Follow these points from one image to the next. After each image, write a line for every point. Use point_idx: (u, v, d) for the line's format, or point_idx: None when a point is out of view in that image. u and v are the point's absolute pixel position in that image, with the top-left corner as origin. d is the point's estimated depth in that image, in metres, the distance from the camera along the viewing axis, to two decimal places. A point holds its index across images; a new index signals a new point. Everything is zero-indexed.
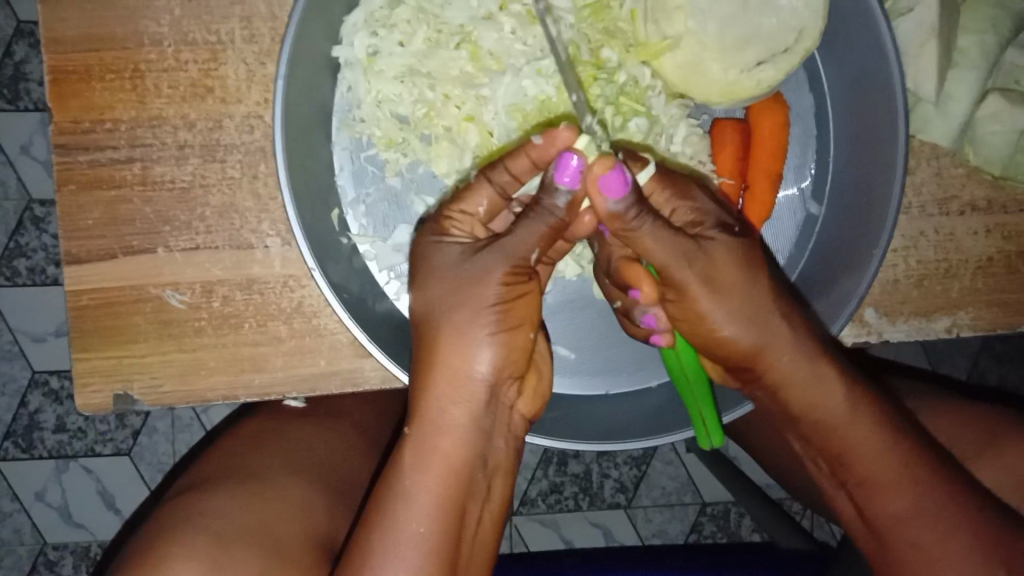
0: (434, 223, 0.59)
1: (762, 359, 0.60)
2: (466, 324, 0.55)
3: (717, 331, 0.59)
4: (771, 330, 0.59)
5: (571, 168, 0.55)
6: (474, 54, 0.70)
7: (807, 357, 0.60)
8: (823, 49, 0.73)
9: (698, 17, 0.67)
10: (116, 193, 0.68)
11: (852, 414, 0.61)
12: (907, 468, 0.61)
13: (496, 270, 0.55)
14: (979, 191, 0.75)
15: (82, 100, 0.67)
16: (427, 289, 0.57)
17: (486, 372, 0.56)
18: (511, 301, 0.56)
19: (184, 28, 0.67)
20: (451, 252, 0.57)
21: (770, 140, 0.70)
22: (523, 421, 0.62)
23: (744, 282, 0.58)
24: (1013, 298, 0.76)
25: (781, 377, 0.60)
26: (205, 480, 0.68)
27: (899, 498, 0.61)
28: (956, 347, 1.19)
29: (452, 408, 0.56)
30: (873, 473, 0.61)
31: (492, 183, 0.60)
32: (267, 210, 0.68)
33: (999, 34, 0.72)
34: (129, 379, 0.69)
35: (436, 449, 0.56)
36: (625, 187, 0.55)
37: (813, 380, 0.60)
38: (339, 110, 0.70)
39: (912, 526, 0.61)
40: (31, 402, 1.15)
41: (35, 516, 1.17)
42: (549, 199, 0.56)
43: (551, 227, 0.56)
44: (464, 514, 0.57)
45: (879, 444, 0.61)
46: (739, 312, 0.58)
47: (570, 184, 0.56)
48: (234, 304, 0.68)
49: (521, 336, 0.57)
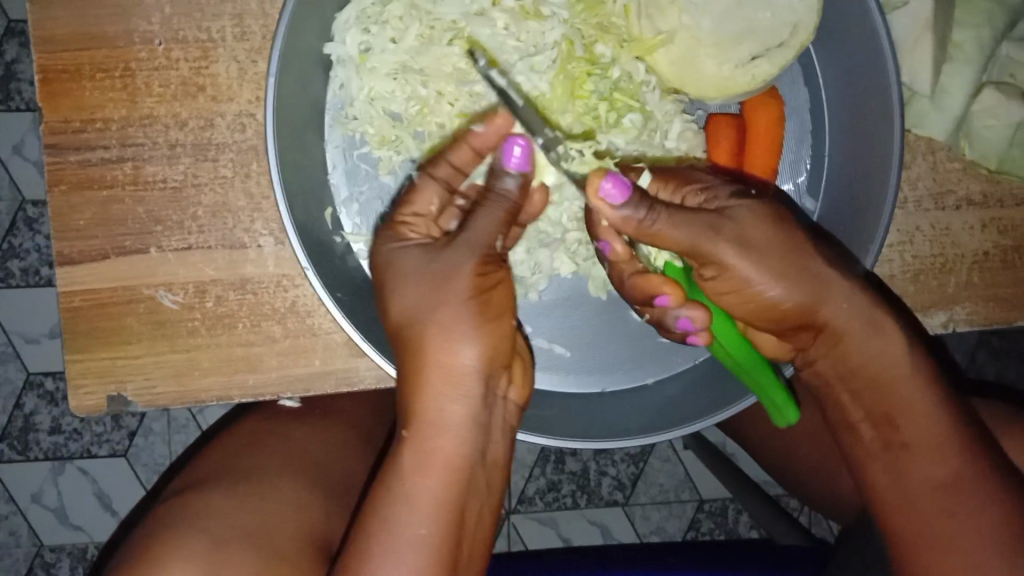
0: (390, 229, 0.60)
1: (816, 306, 0.60)
2: (450, 320, 0.54)
3: (763, 293, 0.59)
4: (821, 280, 0.59)
5: (517, 152, 0.58)
6: (467, 51, 0.69)
7: (866, 305, 0.60)
8: (818, 43, 0.72)
9: (693, 13, 0.66)
10: (107, 193, 0.67)
11: (915, 366, 0.60)
12: (949, 432, 0.59)
13: (465, 264, 0.55)
14: (975, 185, 0.75)
15: (72, 99, 0.66)
16: (403, 289, 0.56)
17: (476, 365, 0.55)
18: (485, 292, 0.56)
19: (175, 26, 0.66)
20: (415, 252, 0.57)
21: (766, 132, 0.70)
22: (514, 409, 0.61)
23: (782, 241, 0.59)
24: (1009, 293, 0.76)
25: (841, 325, 0.60)
26: (199, 481, 0.67)
27: (938, 464, 0.59)
28: (953, 342, 1.19)
29: (446, 405, 0.55)
30: (919, 433, 0.60)
31: (435, 178, 0.63)
32: (260, 209, 0.68)
33: (994, 28, 0.72)
34: (122, 380, 0.69)
35: (434, 450, 0.55)
36: (627, 192, 0.56)
37: (870, 328, 0.60)
38: (332, 107, 0.69)
39: (954, 495, 0.58)
40: (25, 404, 1.15)
41: (31, 519, 1.17)
42: (498, 184, 0.58)
43: (507, 212, 0.57)
44: (466, 509, 0.57)
45: (926, 403, 0.60)
46: (778, 271, 0.58)
47: (519, 167, 0.58)
48: (228, 304, 0.68)
49: (504, 327, 0.57)
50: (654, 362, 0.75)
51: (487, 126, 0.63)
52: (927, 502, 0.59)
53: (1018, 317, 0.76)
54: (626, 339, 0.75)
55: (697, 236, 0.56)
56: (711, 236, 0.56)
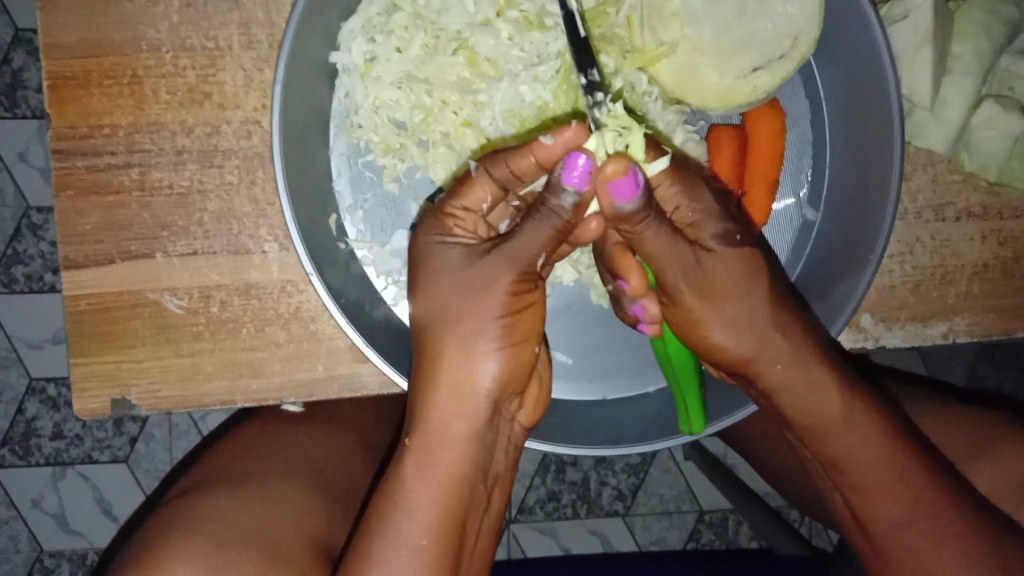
0: (435, 220, 0.58)
1: (753, 366, 0.60)
2: (472, 335, 0.55)
3: (707, 337, 0.60)
4: (763, 339, 0.59)
5: (580, 167, 0.54)
6: (472, 60, 0.70)
7: (800, 363, 0.59)
8: (819, 56, 0.73)
9: (694, 23, 0.67)
10: (114, 198, 0.68)
11: (850, 417, 0.60)
12: (903, 473, 0.59)
13: (503, 277, 0.55)
14: (975, 197, 0.75)
15: (80, 106, 0.67)
16: (434, 294, 0.56)
17: (489, 384, 0.56)
18: (517, 311, 0.56)
19: (182, 34, 0.67)
20: (453, 255, 0.56)
21: (767, 144, 0.71)
22: (522, 432, 0.62)
23: (735, 289, 0.58)
24: (1009, 305, 0.76)
25: (774, 383, 0.60)
26: (203, 484, 0.68)
27: (893, 504, 0.60)
28: (953, 354, 1.19)
29: (454, 419, 0.56)
30: (871, 477, 0.60)
31: (493, 177, 0.58)
32: (264, 215, 0.68)
33: (992, 41, 0.73)
34: (126, 384, 0.69)
35: (437, 460, 0.56)
36: (636, 190, 0.54)
37: (805, 387, 0.60)
38: (337, 116, 0.70)
39: (908, 532, 0.59)
40: (28, 408, 1.15)
41: (31, 524, 1.17)
42: (554, 199, 0.55)
43: (556, 230, 0.55)
44: (466, 527, 0.57)
45: (874, 449, 0.60)
46: (736, 322, 0.58)
47: (578, 185, 0.54)
48: (232, 309, 0.68)
49: (525, 351, 0.58)
50: (656, 370, 0.75)
51: (558, 138, 0.55)
52: (917, 515, 0.59)
53: (1019, 328, 0.77)
54: (628, 347, 0.75)
55: (671, 264, 0.58)
56: (680, 271, 0.58)
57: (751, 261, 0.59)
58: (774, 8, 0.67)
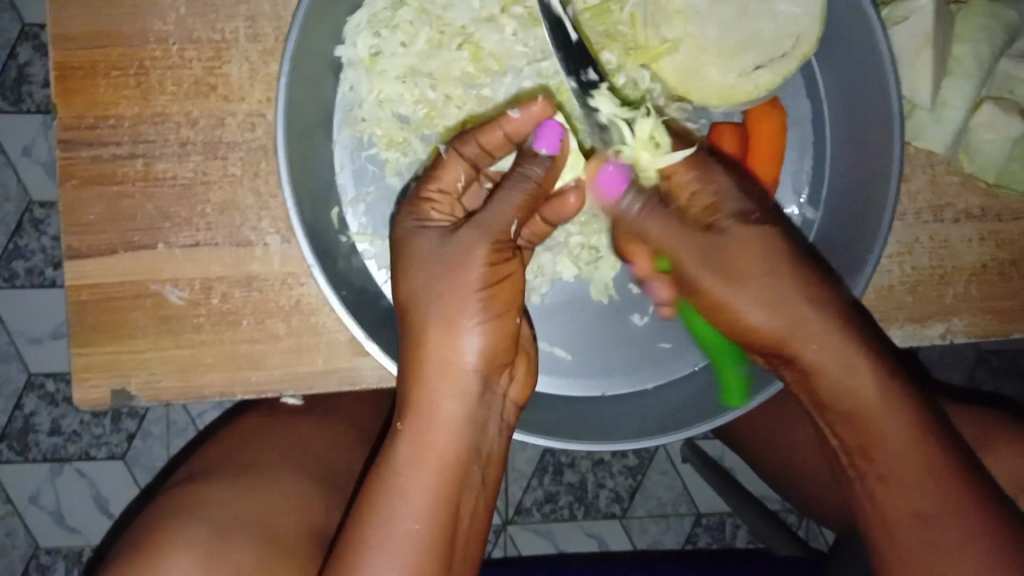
0: (411, 205, 0.60)
1: (788, 343, 0.59)
2: (455, 312, 0.55)
3: (743, 317, 0.60)
4: (799, 316, 0.58)
5: (548, 137, 0.61)
6: (476, 55, 0.70)
7: (835, 342, 0.58)
8: (821, 56, 0.73)
9: (697, 22, 0.68)
10: (117, 189, 0.68)
11: (887, 400, 0.58)
12: (931, 463, 0.57)
13: (479, 250, 0.55)
14: (974, 199, 0.76)
15: (86, 96, 0.67)
16: (413, 276, 0.56)
17: (476, 361, 0.55)
18: (495, 284, 0.56)
19: (189, 26, 0.67)
20: (431, 236, 0.57)
21: (768, 143, 0.72)
22: (514, 407, 0.62)
23: (759, 268, 0.59)
24: (1008, 307, 0.77)
25: (809, 363, 0.59)
26: (195, 476, 0.68)
27: (920, 497, 0.57)
28: (951, 358, 1.20)
29: (444, 400, 0.56)
30: (901, 465, 0.57)
31: (463, 157, 0.62)
32: (267, 207, 0.69)
33: (992, 45, 0.73)
34: (127, 375, 0.69)
35: (428, 442, 0.56)
36: (624, 181, 0.65)
37: (842, 366, 0.58)
38: (341, 108, 0.70)
39: (934, 528, 0.56)
40: (26, 404, 1.15)
41: (26, 519, 1.17)
42: (523, 164, 0.60)
43: (529, 193, 0.58)
44: (460, 506, 0.57)
45: (906, 439, 0.57)
46: (764, 298, 0.58)
47: (546, 150, 0.61)
48: (233, 301, 0.68)
49: (508, 324, 0.57)
50: (656, 368, 0.75)
51: (524, 113, 0.61)
52: (943, 511, 0.56)
53: (1017, 330, 0.77)
54: (628, 345, 0.75)
55: (686, 248, 0.60)
56: (700, 254, 0.60)
57: (771, 241, 0.60)
58: (777, 8, 0.68)
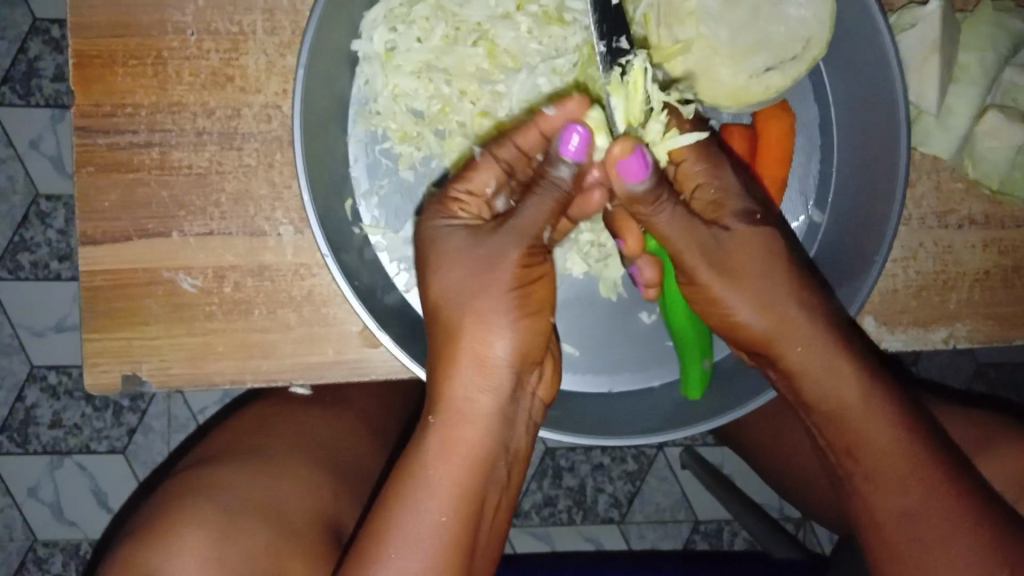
0: (440, 205, 0.59)
1: (773, 345, 0.60)
2: (489, 310, 0.55)
3: (730, 315, 0.60)
4: (789, 317, 0.59)
5: (575, 142, 0.58)
6: (491, 52, 0.71)
7: (822, 350, 0.59)
8: (829, 61, 0.75)
9: (709, 22, 0.69)
10: (133, 176, 0.69)
11: (869, 405, 0.60)
12: (914, 462, 0.59)
13: (512, 253, 0.56)
14: (978, 205, 0.77)
15: (104, 84, 0.68)
16: (446, 274, 0.56)
17: (510, 359, 0.56)
18: (528, 285, 0.56)
19: (208, 18, 0.68)
20: (460, 236, 0.57)
21: (776, 143, 0.72)
22: (542, 406, 0.62)
23: (757, 268, 0.59)
24: (1009, 312, 0.78)
25: (793, 365, 0.60)
26: (207, 459, 0.68)
27: (906, 495, 0.59)
28: (951, 370, 1.21)
29: (475, 394, 0.56)
30: (884, 466, 0.60)
31: (497, 161, 0.61)
32: (281, 198, 0.69)
33: (998, 53, 0.74)
34: (138, 360, 0.69)
35: (458, 437, 0.56)
36: (646, 170, 0.58)
37: (827, 371, 0.60)
38: (356, 102, 0.71)
39: (920, 525, 0.59)
40: (28, 396, 1.15)
41: (24, 512, 1.16)
42: (552, 172, 0.58)
43: (556, 200, 0.57)
44: (485, 501, 0.57)
45: (891, 435, 0.60)
46: (759, 298, 0.59)
47: (574, 157, 0.58)
48: (245, 290, 0.69)
49: (542, 322, 0.57)
50: (663, 364, 0.76)
51: (559, 109, 0.61)
52: (929, 508, 0.59)
53: (1018, 335, 0.78)
54: (634, 341, 0.76)
55: (688, 242, 0.59)
56: (699, 249, 0.59)
57: (772, 242, 0.60)
58: (789, 11, 0.68)
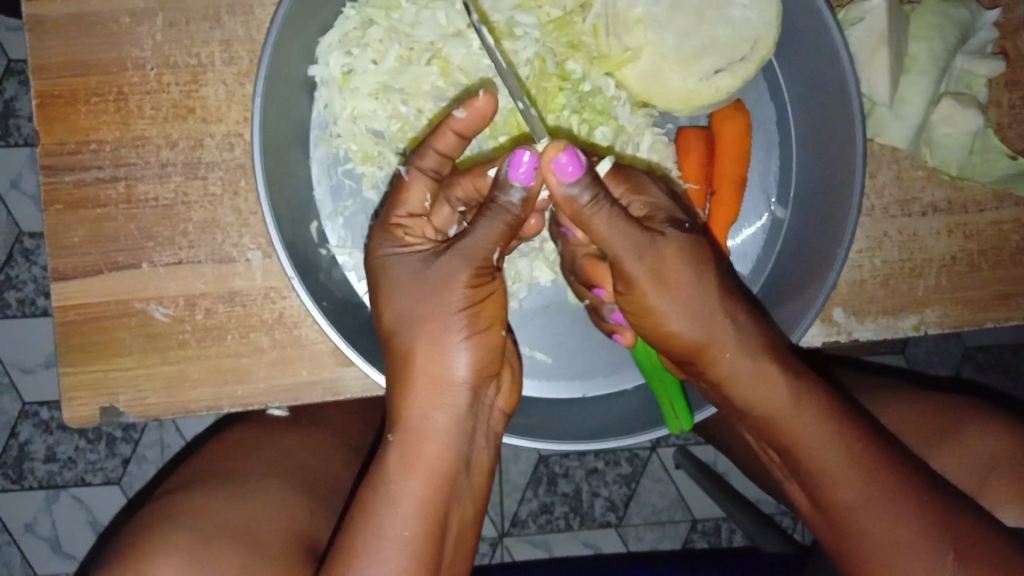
0: (384, 231, 0.61)
1: (702, 355, 0.60)
2: (439, 330, 0.56)
3: (661, 327, 0.60)
4: (712, 326, 0.59)
5: (525, 163, 0.56)
6: (444, 70, 0.73)
7: (748, 353, 0.60)
8: (782, 59, 0.76)
9: (657, 29, 0.70)
10: (101, 211, 0.70)
11: (800, 406, 0.60)
12: (852, 455, 0.60)
13: (461, 274, 0.56)
14: (940, 192, 0.78)
15: (68, 123, 0.69)
16: (394, 299, 0.57)
17: (463, 374, 0.57)
18: (478, 302, 0.57)
19: (166, 52, 0.70)
20: (409, 261, 0.58)
21: (733, 142, 0.73)
22: (502, 416, 0.63)
23: (685, 273, 0.58)
24: (978, 296, 0.78)
25: (722, 374, 0.61)
26: (186, 484, 0.69)
27: (852, 488, 0.60)
28: (939, 355, 1.21)
29: (433, 412, 0.57)
30: (823, 464, 0.61)
31: (423, 171, 0.64)
32: (247, 224, 0.70)
33: (947, 42, 0.75)
34: (115, 392, 0.70)
35: (420, 454, 0.57)
36: (579, 170, 0.56)
37: (754, 380, 0.60)
38: (317, 126, 0.73)
39: (868, 518, 0.60)
40: (21, 433, 1.15)
41: (25, 548, 1.17)
42: (503, 195, 0.57)
43: (507, 225, 0.57)
44: (449, 516, 0.58)
45: (825, 431, 0.61)
46: (685, 308, 0.59)
47: (524, 180, 0.57)
48: (217, 317, 0.70)
49: (494, 336, 0.59)
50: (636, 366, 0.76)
51: (468, 110, 0.61)
52: (873, 501, 0.60)
53: (989, 319, 0.78)
54: (606, 347, 0.77)
55: (625, 246, 0.57)
56: (637, 251, 0.57)
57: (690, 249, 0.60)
58: (733, 14, 0.70)
